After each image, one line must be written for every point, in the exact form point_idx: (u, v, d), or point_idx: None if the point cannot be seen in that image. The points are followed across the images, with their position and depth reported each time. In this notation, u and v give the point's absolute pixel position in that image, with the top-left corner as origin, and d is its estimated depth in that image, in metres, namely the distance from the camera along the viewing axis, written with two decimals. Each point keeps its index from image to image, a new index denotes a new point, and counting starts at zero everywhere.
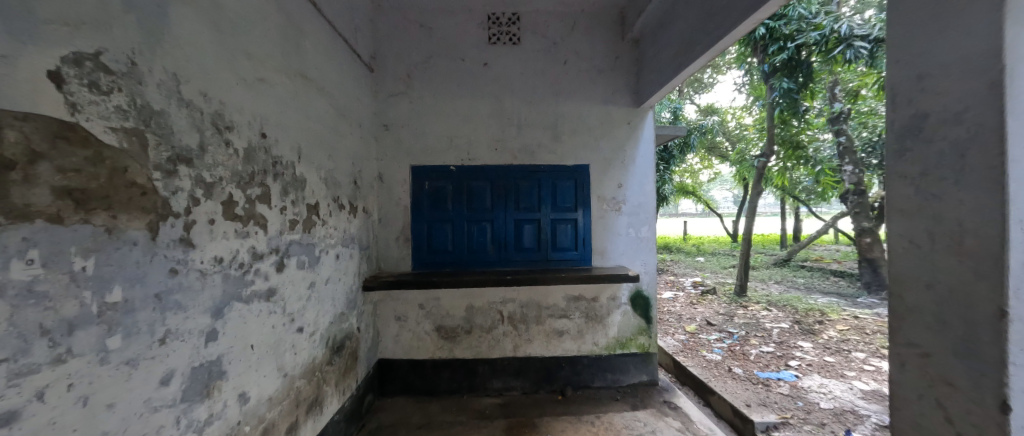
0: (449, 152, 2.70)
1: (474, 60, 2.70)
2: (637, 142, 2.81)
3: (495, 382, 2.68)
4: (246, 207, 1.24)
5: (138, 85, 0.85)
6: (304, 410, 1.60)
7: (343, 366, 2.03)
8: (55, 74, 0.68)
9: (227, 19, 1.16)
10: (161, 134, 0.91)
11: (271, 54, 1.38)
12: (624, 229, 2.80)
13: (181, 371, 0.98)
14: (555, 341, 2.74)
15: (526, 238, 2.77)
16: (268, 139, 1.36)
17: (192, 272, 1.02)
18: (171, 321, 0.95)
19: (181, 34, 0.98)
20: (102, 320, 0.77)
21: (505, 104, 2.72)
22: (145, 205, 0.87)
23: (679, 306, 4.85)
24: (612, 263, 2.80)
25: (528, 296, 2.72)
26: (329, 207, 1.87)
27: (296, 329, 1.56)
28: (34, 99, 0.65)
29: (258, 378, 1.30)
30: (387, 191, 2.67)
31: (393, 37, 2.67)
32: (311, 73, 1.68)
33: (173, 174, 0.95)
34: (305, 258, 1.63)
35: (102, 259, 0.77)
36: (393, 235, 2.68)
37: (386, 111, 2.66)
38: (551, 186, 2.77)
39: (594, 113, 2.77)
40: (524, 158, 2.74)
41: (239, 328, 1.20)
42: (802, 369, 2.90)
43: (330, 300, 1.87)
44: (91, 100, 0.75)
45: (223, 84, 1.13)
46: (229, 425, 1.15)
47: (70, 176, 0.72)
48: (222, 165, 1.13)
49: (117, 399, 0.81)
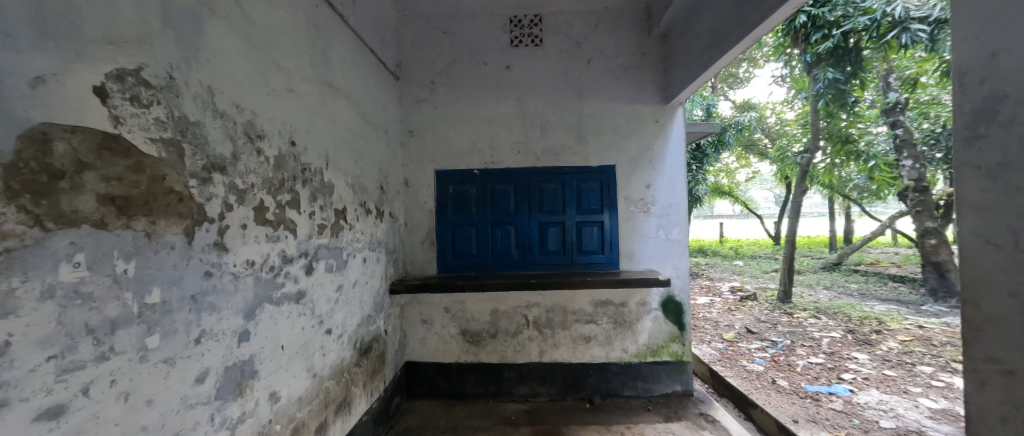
0: (472, 155, 2.71)
1: (496, 63, 2.70)
2: (665, 140, 2.70)
3: (521, 388, 2.64)
4: (276, 213, 1.29)
5: (176, 98, 0.91)
6: (333, 410, 1.64)
7: (371, 368, 2.07)
8: (100, 89, 0.73)
9: (258, 32, 1.21)
10: (196, 144, 0.97)
11: (300, 66, 1.44)
12: (653, 231, 2.70)
13: (215, 369, 1.02)
14: (582, 347, 2.66)
15: (551, 241, 2.73)
16: (297, 147, 1.41)
17: (226, 274, 1.07)
18: (206, 322, 1.00)
19: (215, 48, 1.03)
20: (142, 320, 0.82)
21: (528, 106, 2.70)
22: (181, 211, 0.92)
23: (715, 313, 4.58)
24: (641, 266, 2.71)
25: (553, 300, 2.67)
26: (356, 212, 1.92)
27: (325, 331, 1.61)
28: (82, 113, 0.70)
29: (289, 378, 1.35)
30: (412, 196, 2.71)
31: (417, 45, 2.72)
32: (337, 82, 1.73)
33: (208, 182, 1.00)
34: (333, 262, 1.68)
35: (142, 262, 0.82)
36: (418, 239, 2.72)
37: (410, 117, 2.71)
38: (576, 188, 2.72)
39: (619, 113, 2.70)
40: (548, 160, 2.71)
41: (271, 329, 1.26)
42: (858, 383, 2.63)
43: (357, 302, 1.91)
44: (133, 113, 0.80)
45: (255, 96, 1.18)
46: (261, 423, 1.20)
47: (115, 184, 0.77)
48: (254, 172, 1.18)
49: (155, 395, 0.85)
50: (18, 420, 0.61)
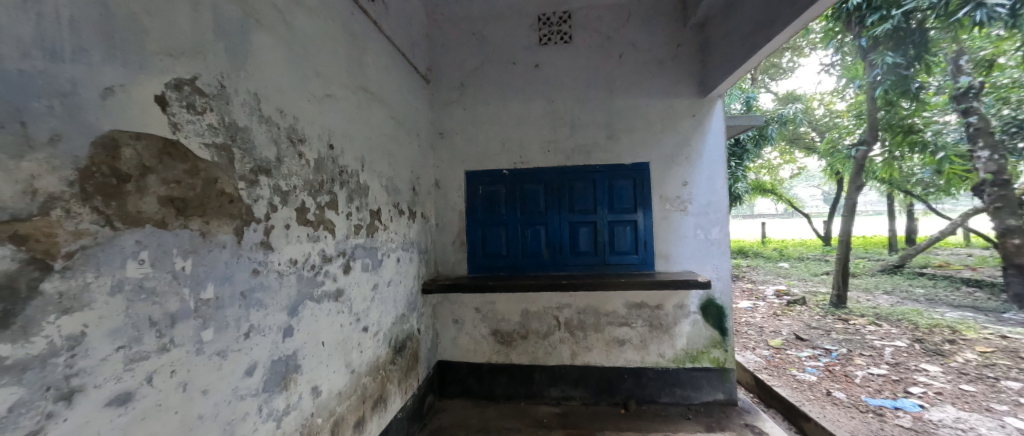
0: (502, 156, 2.70)
1: (525, 63, 2.68)
2: (703, 135, 2.57)
3: (553, 391, 2.59)
4: (317, 213, 1.34)
5: (226, 104, 0.96)
6: (370, 406, 1.69)
7: (405, 366, 2.11)
8: (161, 97, 0.79)
9: (299, 41, 1.27)
10: (244, 148, 1.02)
11: (338, 72, 1.50)
12: (691, 230, 2.58)
13: (263, 363, 1.08)
14: (616, 351, 2.58)
15: (582, 241, 2.67)
16: (335, 151, 1.47)
17: (272, 272, 1.12)
18: (254, 317, 1.05)
19: (261, 57, 1.09)
20: (198, 314, 0.88)
21: (557, 104, 2.66)
22: (232, 212, 0.98)
23: (759, 318, 4.27)
24: (678, 267, 2.60)
25: (585, 302, 2.60)
26: (390, 213, 1.97)
27: (362, 328, 1.66)
28: (145, 120, 0.75)
29: (329, 374, 1.40)
30: (443, 197, 2.74)
31: (447, 48, 2.75)
32: (372, 87, 1.78)
33: (255, 184, 1.06)
34: (369, 261, 1.73)
35: (197, 260, 0.88)
36: (449, 239, 2.74)
37: (441, 119, 2.74)
38: (607, 187, 2.65)
39: (653, 108, 2.60)
40: (578, 158, 2.65)
41: (312, 325, 1.31)
42: (929, 397, 2.35)
43: (392, 301, 1.96)
44: (189, 120, 0.85)
45: (297, 102, 1.24)
46: (304, 416, 1.24)
47: (173, 187, 0.82)
48: (296, 175, 1.23)
49: (210, 385, 0.90)
50: (93, 405, 0.66)
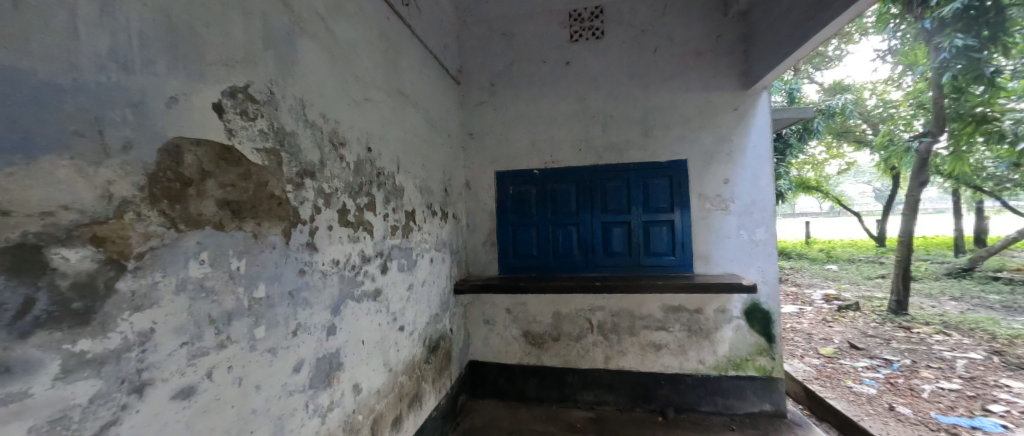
0: (532, 155, 2.67)
1: (555, 61, 2.64)
2: (747, 129, 2.41)
3: (586, 395, 2.53)
4: (356, 215, 1.37)
5: (275, 110, 1.00)
6: (406, 405, 1.71)
7: (439, 365, 2.13)
8: (218, 105, 0.83)
9: (340, 47, 1.30)
10: (292, 152, 1.06)
11: (375, 77, 1.53)
12: (734, 231, 2.44)
13: (309, 360, 1.11)
14: (652, 356, 2.47)
15: (616, 242, 2.59)
16: (373, 153, 1.50)
17: (316, 272, 1.15)
18: (301, 315, 1.09)
19: (306, 64, 1.12)
20: (251, 312, 0.91)
21: (589, 101, 2.59)
22: (280, 214, 1.01)
23: (806, 323, 3.96)
24: (719, 270, 2.46)
25: (619, 304, 2.52)
26: (424, 213, 1.99)
27: (399, 327, 1.68)
28: (204, 127, 0.79)
29: (369, 371, 1.43)
30: (474, 198, 2.74)
31: (477, 49, 2.75)
32: (406, 90, 1.81)
33: (301, 187, 1.09)
34: (404, 262, 1.75)
35: (250, 260, 0.91)
36: (480, 240, 2.74)
37: (471, 120, 2.75)
38: (642, 185, 2.54)
39: (691, 103, 2.48)
40: (611, 157, 2.57)
41: (353, 324, 1.34)
42: (1014, 418, 2.07)
43: (426, 301, 1.98)
44: (243, 126, 0.89)
45: (338, 106, 1.27)
46: (346, 413, 1.28)
47: (229, 190, 0.86)
48: (338, 177, 1.27)
49: (262, 381, 0.94)
50: (161, 397, 0.70)
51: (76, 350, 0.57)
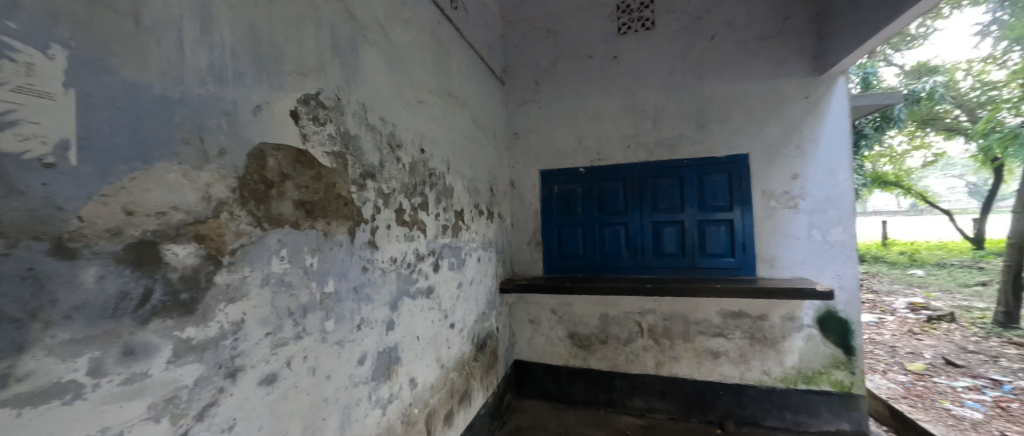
0: (578, 153, 2.60)
1: (602, 55, 2.55)
2: (819, 119, 2.18)
3: (636, 401, 2.41)
4: (411, 214, 1.42)
5: (342, 115, 1.05)
6: (457, 401, 1.74)
7: (486, 363, 2.14)
8: (294, 112, 0.89)
9: (396, 53, 1.35)
10: (356, 155, 1.11)
11: (427, 80, 1.57)
12: (804, 231, 2.21)
13: (371, 354, 1.16)
14: (709, 364, 2.30)
15: (668, 242, 2.44)
16: (426, 154, 1.54)
17: (377, 269, 1.20)
18: (364, 310, 1.14)
19: (367, 70, 1.17)
20: (322, 306, 0.97)
21: (638, 95, 2.48)
22: (347, 213, 1.07)
23: (888, 335, 3.49)
24: (786, 274, 2.24)
25: (671, 307, 2.37)
26: (472, 213, 2.02)
27: (449, 324, 1.72)
28: (284, 132, 0.86)
29: (423, 367, 1.47)
30: (518, 197, 2.72)
31: (521, 48, 2.74)
32: (455, 92, 1.84)
33: (364, 187, 1.14)
34: (454, 260, 1.79)
35: (322, 257, 0.97)
36: (524, 239, 2.72)
37: (515, 119, 2.74)
38: (697, 182, 2.38)
39: (753, 92, 2.28)
40: (662, 152, 2.43)
41: (409, 320, 1.38)
42: None
43: (474, 299, 2.00)
44: (315, 131, 0.95)
45: (395, 110, 1.32)
46: (404, 406, 1.32)
47: (304, 191, 0.92)
48: (395, 178, 1.31)
49: (332, 371, 1.00)
50: (250, 382, 0.76)
51: (184, 336, 0.64)
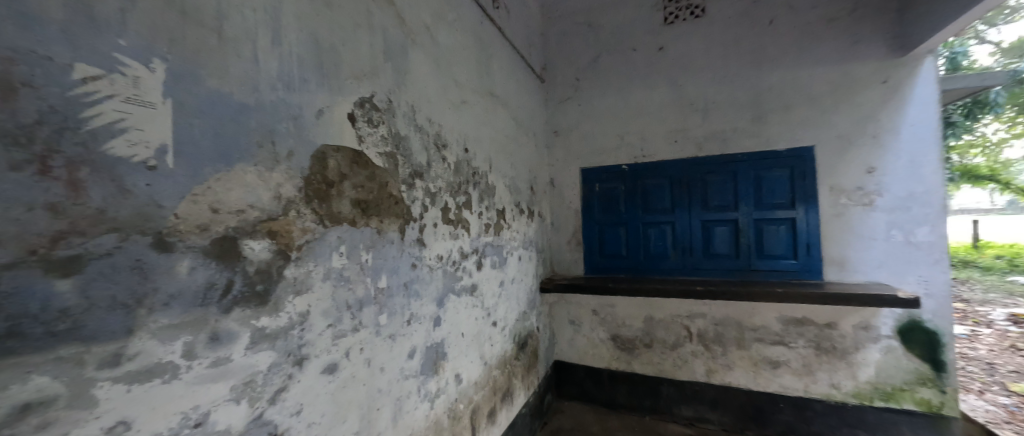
0: (621, 150, 2.51)
1: (646, 47, 2.44)
2: (900, 105, 1.93)
3: (684, 410, 2.28)
4: (456, 213, 1.44)
5: (393, 117, 1.09)
6: (499, 398, 1.75)
7: (527, 362, 2.13)
8: (351, 115, 0.93)
9: (442, 55, 1.38)
10: (405, 155, 1.14)
11: (470, 81, 1.59)
12: (881, 231, 1.98)
13: (420, 348, 1.19)
14: (768, 374, 2.12)
15: (720, 242, 2.28)
16: (469, 154, 1.55)
17: (425, 266, 1.24)
18: (414, 306, 1.17)
19: (416, 73, 1.21)
20: (376, 301, 1.01)
21: (686, 87, 2.34)
22: (397, 212, 1.10)
23: (986, 349, 3.02)
24: (859, 278, 2.01)
25: (724, 312, 2.20)
26: (513, 212, 2.02)
27: (492, 322, 1.73)
28: (342, 134, 0.90)
29: (468, 363, 1.49)
30: (558, 196, 2.68)
31: (561, 44, 2.69)
32: (497, 92, 1.85)
33: (413, 187, 1.18)
34: (496, 259, 1.79)
35: (375, 254, 1.01)
36: (565, 238, 2.67)
37: (555, 117, 2.70)
38: (754, 177, 2.20)
39: (820, 77, 2.07)
40: (713, 146, 2.28)
41: (454, 317, 1.41)
42: None
43: (515, 298, 2.00)
44: (369, 133, 0.99)
45: (441, 111, 1.35)
46: (450, 401, 1.34)
47: (360, 190, 0.96)
48: (441, 177, 1.34)
49: (385, 363, 1.03)
50: (315, 370, 0.81)
51: (259, 326, 0.69)
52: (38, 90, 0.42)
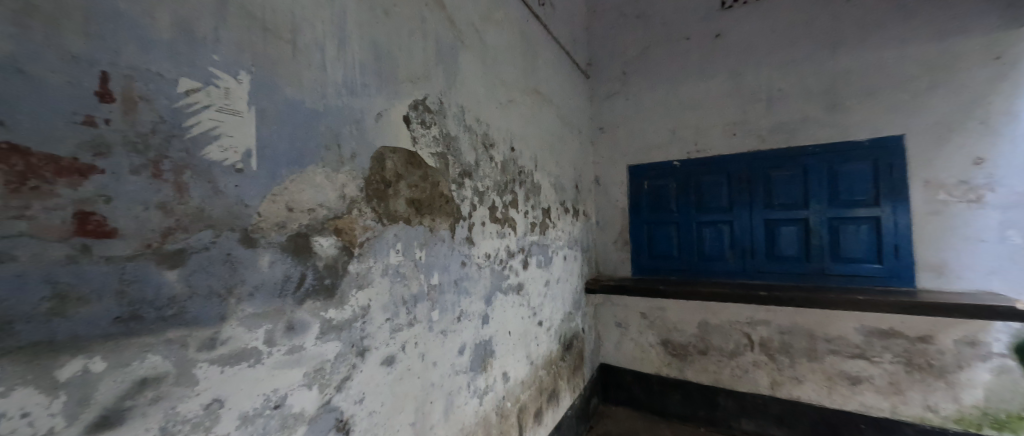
0: (672, 145, 2.37)
1: (701, 34, 2.29)
2: (1014, 85, 1.65)
3: (744, 424, 2.10)
4: (503, 212, 1.44)
5: (444, 118, 1.11)
6: (545, 399, 1.73)
7: (573, 364, 2.09)
8: (406, 117, 0.96)
9: (490, 56, 1.39)
10: (455, 155, 1.17)
11: (517, 79, 1.58)
12: (989, 231, 1.70)
13: (469, 345, 1.21)
14: (847, 391, 1.88)
15: (788, 243, 2.07)
16: (515, 153, 1.55)
17: (473, 265, 1.25)
18: (463, 303, 1.19)
19: (465, 74, 1.23)
20: (429, 297, 1.04)
21: (748, 74, 2.15)
22: (448, 211, 1.12)
23: None
24: (961, 286, 1.74)
25: (792, 319, 1.96)
26: (558, 211, 1.99)
27: (538, 322, 1.71)
28: (398, 136, 0.93)
29: (514, 362, 1.49)
30: (604, 194, 2.59)
31: (607, 37, 2.60)
32: (542, 89, 1.83)
33: (462, 186, 1.20)
34: (542, 258, 1.78)
35: (428, 252, 1.04)
36: (611, 238, 2.57)
37: (600, 113, 2.61)
38: (829, 170, 1.96)
39: (913, 55, 1.80)
40: (780, 138, 2.07)
41: (502, 315, 1.41)
42: None
43: (560, 298, 1.97)
44: (422, 134, 1.02)
45: (488, 111, 1.36)
46: (498, 398, 1.35)
47: (414, 190, 0.99)
48: (488, 176, 1.35)
49: (438, 358, 1.06)
50: (375, 362, 0.85)
51: (327, 317, 0.73)
52: (152, 103, 0.47)
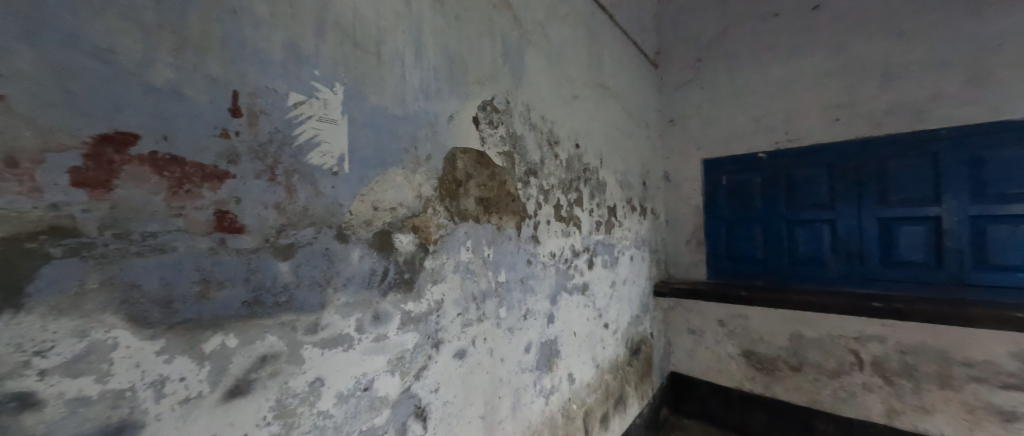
0: (756, 134, 2.11)
1: (795, 6, 2.00)
2: None
3: None
4: (568, 210, 1.41)
5: (510, 118, 1.12)
6: (612, 404, 1.66)
7: (641, 370, 1.97)
8: (475, 118, 0.99)
9: (555, 52, 1.37)
10: (521, 154, 1.17)
11: (582, 74, 1.54)
12: None
13: (535, 343, 1.21)
14: (1003, 431, 1.49)
15: (914, 246, 1.71)
16: (580, 149, 1.51)
17: (539, 263, 1.24)
18: (529, 301, 1.19)
19: (530, 72, 1.22)
20: (496, 294, 1.05)
21: (858, 47, 1.82)
22: (514, 209, 1.13)
23: None
24: None
25: (913, 336, 1.62)
26: (625, 209, 1.90)
27: (604, 325, 1.65)
28: (468, 137, 0.96)
29: (580, 364, 1.45)
30: (675, 191, 2.40)
31: (679, 22, 2.41)
32: (608, 83, 1.76)
33: (528, 184, 1.19)
34: (608, 258, 1.70)
35: (496, 249, 1.05)
36: (682, 238, 2.38)
37: (670, 104, 2.43)
38: (976, 156, 1.57)
39: None
40: (903, 119, 1.72)
41: (567, 315, 1.38)
42: None
43: (627, 301, 1.87)
44: (490, 134, 1.04)
45: (553, 108, 1.34)
46: (563, 399, 1.33)
47: (483, 189, 1.01)
48: (553, 174, 1.33)
49: (505, 355, 1.07)
50: (448, 354, 0.88)
51: (407, 309, 0.78)
52: (269, 116, 0.54)
